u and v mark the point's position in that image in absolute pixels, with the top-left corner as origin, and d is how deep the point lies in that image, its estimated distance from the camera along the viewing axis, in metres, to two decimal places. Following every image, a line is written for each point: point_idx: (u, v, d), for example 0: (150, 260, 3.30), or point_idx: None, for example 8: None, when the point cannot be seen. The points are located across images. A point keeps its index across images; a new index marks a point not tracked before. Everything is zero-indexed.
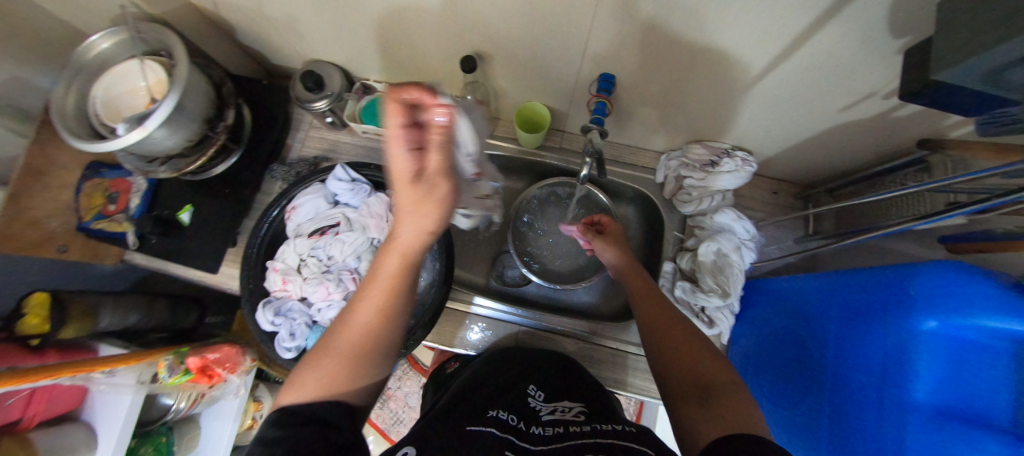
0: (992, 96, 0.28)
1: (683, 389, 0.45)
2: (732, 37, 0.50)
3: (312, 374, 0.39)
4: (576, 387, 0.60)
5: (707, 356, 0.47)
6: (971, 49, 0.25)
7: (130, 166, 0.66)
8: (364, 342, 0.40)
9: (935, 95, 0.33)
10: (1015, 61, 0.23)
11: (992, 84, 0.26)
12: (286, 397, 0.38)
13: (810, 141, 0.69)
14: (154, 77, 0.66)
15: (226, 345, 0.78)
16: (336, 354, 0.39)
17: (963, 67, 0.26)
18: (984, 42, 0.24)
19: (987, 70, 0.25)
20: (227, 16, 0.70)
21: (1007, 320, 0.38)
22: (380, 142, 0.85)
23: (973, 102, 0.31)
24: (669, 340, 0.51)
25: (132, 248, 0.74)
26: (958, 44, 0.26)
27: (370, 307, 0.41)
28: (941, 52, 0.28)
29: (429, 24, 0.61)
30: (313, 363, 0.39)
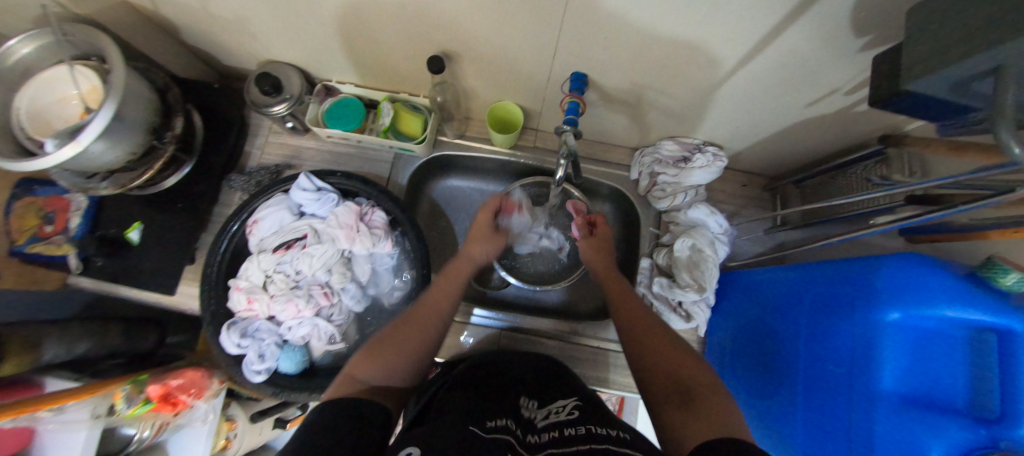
0: (955, 103, 0.28)
1: (662, 391, 0.46)
2: (702, 35, 0.49)
3: (377, 354, 0.50)
4: (564, 385, 0.60)
5: (685, 357, 0.49)
6: (936, 60, 0.25)
7: (65, 183, 0.60)
8: (428, 320, 0.58)
9: (903, 103, 0.33)
10: (981, 74, 0.24)
11: (958, 92, 0.26)
12: (355, 370, 0.48)
13: (777, 136, 0.70)
14: (87, 83, 0.60)
15: (191, 369, 0.73)
16: (402, 332, 0.54)
17: (931, 77, 0.26)
18: (949, 55, 0.24)
19: (953, 81, 0.25)
20: (168, 15, 0.64)
21: (965, 309, 0.40)
22: (347, 147, 0.81)
23: (938, 107, 0.31)
24: (648, 342, 0.52)
25: (75, 273, 0.67)
26: (923, 53, 0.27)
27: (443, 299, 0.60)
28: (906, 60, 0.28)
29: (392, 23, 0.58)
30: (387, 336, 0.53)
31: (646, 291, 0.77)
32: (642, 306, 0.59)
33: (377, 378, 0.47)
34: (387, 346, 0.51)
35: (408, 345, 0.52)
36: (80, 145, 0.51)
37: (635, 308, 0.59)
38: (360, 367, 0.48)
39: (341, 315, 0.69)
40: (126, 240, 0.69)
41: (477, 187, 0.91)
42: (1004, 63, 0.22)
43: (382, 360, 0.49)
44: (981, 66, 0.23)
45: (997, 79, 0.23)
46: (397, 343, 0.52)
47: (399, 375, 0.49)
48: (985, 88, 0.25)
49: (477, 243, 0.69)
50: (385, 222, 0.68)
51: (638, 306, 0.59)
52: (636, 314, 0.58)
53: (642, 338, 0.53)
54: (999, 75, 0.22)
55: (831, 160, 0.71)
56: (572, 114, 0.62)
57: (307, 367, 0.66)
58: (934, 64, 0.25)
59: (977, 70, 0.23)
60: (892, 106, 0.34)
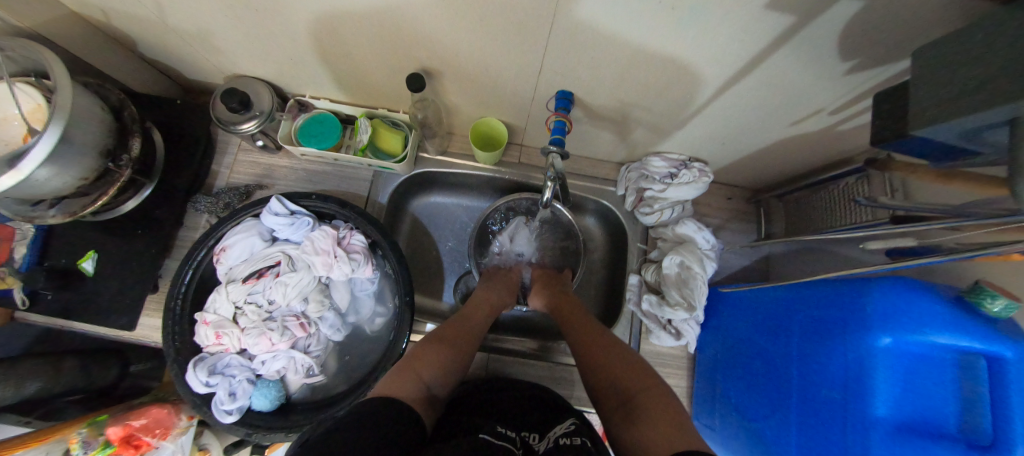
0: (958, 146, 0.29)
1: (611, 405, 0.48)
2: (692, 55, 0.48)
3: (437, 358, 0.54)
4: (546, 401, 0.61)
5: (635, 367, 0.51)
6: (946, 109, 0.26)
7: (6, 211, 0.54)
8: (477, 331, 0.63)
9: (907, 145, 0.33)
10: (994, 123, 0.24)
11: (968, 140, 0.27)
12: (422, 370, 0.51)
13: (760, 152, 0.70)
14: (29, 101, 0.54)
15: (156, 405, 0.68)
16: (461, 339, 0.60)
17: (940, 126, 0.27)
18: (963, 104, 0.25)
19: (964, 129, 0.26)
20: (123, 27, 0.59)
21: (956, 335, 0.40)
22: (323, 164, 0.77)
23: (940, 149, 0.31)
24: (605, 360, 0.53)
25: (21, 308, 0.62)
26: (934, 100, 0.27)
27: (480, 320, 0.66)
28: (914, 106, 0.29)
29: (369, 39, 0.55)
30: (445, 343, 0.57)
31: (635, 309, 0.76)
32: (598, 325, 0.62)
33: (433, 383, 0.51)
34: (439, 353, 0.55)
35: (457, 354, 0.57)
36: (20, 173, 0.47)
37: (591, 330, 0.60)
38: (423, 367, 0.52)
39: (319, 345, 0.66)
40: (79, 271, 0.64)
41: (460, 203, 0.88)
42: (1019, 115, 0.22)
43: (438, 367, 0.53)
44: (996, 116, 0.23)
45: (1012, 129, 0.23)
46: (446, 353, 0.56)
47: (448, 382, 0.54)
48: (995, 136, 0.25)
49: (490, 289, 0.74)
50: (364, 246, 0.64)
51: (591, 327, 0.61)
52: (589, 337, 0.59)
53: (594, 360, 0.55)
54: (1013, 126, 0.23)
55: (811, 175, 0.71)
56: (559, 133, 0.60)
57: (282, 403, 0.62)
58: (943, 112, 0.26)
59: (992, 120, 0.24)
60: (896, 147, 0.33)
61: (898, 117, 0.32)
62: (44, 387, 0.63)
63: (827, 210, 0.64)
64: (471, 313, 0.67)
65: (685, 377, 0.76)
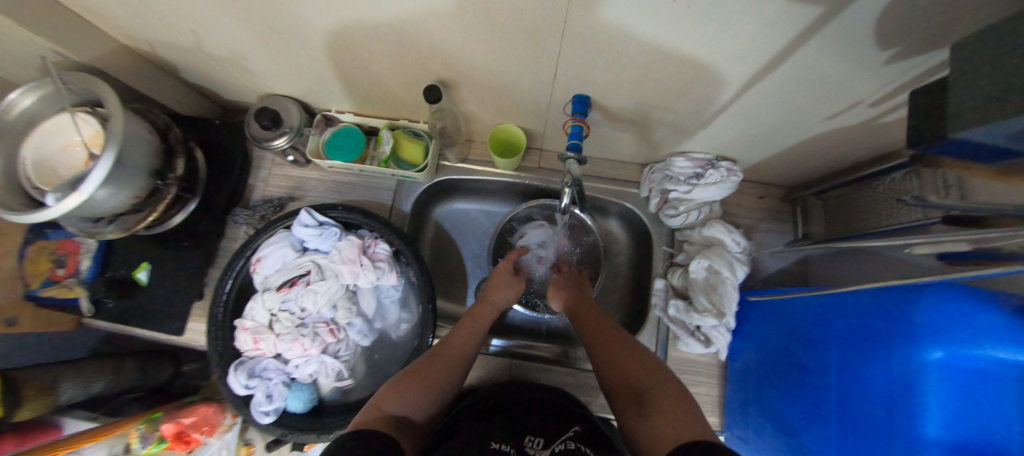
0: (1012, 147, 0.26)
1: (623, 399, 0.49)
2: (713, 53, 0.46)
3: (402, 388, 0.51)
4: (560, 410, 0.60)
5: (638, 362, 0.51)
6: (988, 110, 0.24)
7: (73, 227, 0.60)
8: (461, 353, 0.60)
9: (948, 148, 0.30)
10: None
11: (1016, 142, 0.24)
12: (386, 403, 0.49)
13: (794, 148, 0.66)
14: (90, 129, 0.59)
15: (204, 404, 0.74)
16: (439, 362, 0.57)
17: (984, 128, 0.24)
18: (1007, 105, 0.22)
19: (1011, 132, 0.23)
20: (167, 55, 0.65)
21: (1018, 349, 0.36)
22: (349, 175, 0.80)
23: (991, 149, 0.28)
24: (613, 355, 0.54)
25: (87, 315, 0.69)
26: (973, 99, 0.25)
27: (468, 339, 0.62)
28: (951, 105, 0.26)
29: (386, 53, 0.56)
30: (421, 371, 0.55)
31: (660, 315, 0.73)
32: (602, 316, 0.63)
33: (402, 411, 0.49)
34: (411, 381, 0.53)
35: (433, 380, 0.54)
36: (83, 196, 0.51)
37: (615, 342, 0.56)
38: (388, 399, 0.50)
39: (348, 350, 0.68)
40: (135, 281, 0.70)
41: (482, 209, 0.89)
42: None
43: (405, 398, 0.50)
44: None
45: None
46: (420, 379, 0.53)
47: (424, 407, 0.52)
48: None
49: (498, 289, 0.73)
50: (388, 255, 0.67)
51: (618, 339, 0.56)
52: (609, 347, 0.56)
53: (606, 354, 0.55)
54: None
55: (853, 171, 0.67)
56: (575, 138, 0.60)
57: (315, 405, 0.65)
58: (984, 114, 0.24)
59: None
60: (935, 149, 0.31)
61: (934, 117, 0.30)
62: (109, 386, 0.70)
63: (872, 209, 0.60)
64: (456, 331, 0.63)
65: (716, 386, 0.73)
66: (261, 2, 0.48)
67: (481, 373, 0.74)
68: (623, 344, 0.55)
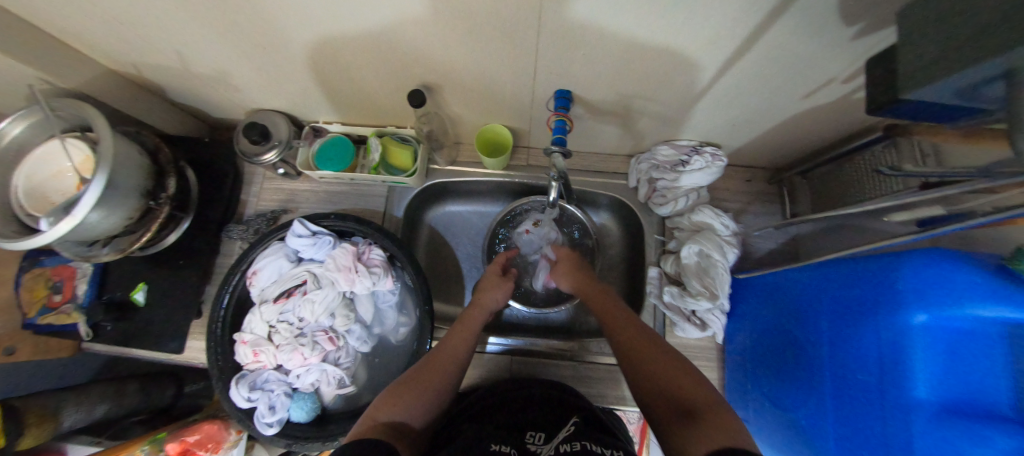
0: (963, 106, 0.28)
1: (661, 411, 0.44)
2: (684, 41, 0.48)
3: (396, 397, 0.51)
4: (565, 407, 0.60)
5: (684, 375, 0.47)
6: (932, 70, 0.25)
7: (67, 252, 0.60)
8: (454, 358, 0.59)
9: (904, 111, 0.31)
10: (989, 79, 0.23)
11: (965, 99, 0.25)
12: (379, 413, 0.49)
13: (775, 129, 0.68)
14: (80, 154, 0.60)
15: (208, 421, 0.74)
16: (432, 370, 0.56)
17: (930, 87, 0.26)
18: (951, 62, 0.24)
19: (959, 89, 0.24)
20: (154, 76, 0.66)
21: (996, 306, 0.37)
22: (340, 185, 0.81)
23: (947, 109, 0.30)
24: (653, 366, 0.50)
25: (86, 339, 0.69)
26: (920, 62, 0.26)
27: (461, 344, 0.62)
28: (902, 68, 0.27)
29: (368, 62, 0.58)
30: (415, 378, 0.55)
31: (656, 302, 0.74)
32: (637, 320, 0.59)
33: (398, 418, 0.49)
34: (405, 390, 0.52)
35: (426, 387, 0.54)
36: (76, 218, 0.52)
37: (656, 353, 0.51)
38: (381, 409, 0.49)
39: (348, 357, 0.69)
40: (132, 302, 0.70)
41: (475, 210, 0.90)
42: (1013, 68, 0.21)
43: (399, 405, 0.50)
44: (990, 71, 0.22)
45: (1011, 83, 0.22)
46: (414, 387, 0.53)
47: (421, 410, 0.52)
48: (992, 91, 0.24)
49: (488, 291, 0.73)
50: (383, 260, 0.67)
51: (662, 350, 0.52)
52: (655, 358, 0.51)
53: (643, 362, 0.51)
54: (1010, 80, 0.22)
55: (832, 149, 0.68)
56: (559, 132, 0.61)
57: (318, 413, 0.65)
58: (929, 76, 0.25)
59: (983, 76, 0.23)
60: (895, 114, 0.32)
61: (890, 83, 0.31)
62: (111, 409, 0.70)
63: (855, 184, 0.61)
64: (447, 338, 0.63)
65: (716, 369, 0.73)
66: (242, 18, 0.49)
67: (482, 372, 0.75)
68: (664, 355, 0.51)
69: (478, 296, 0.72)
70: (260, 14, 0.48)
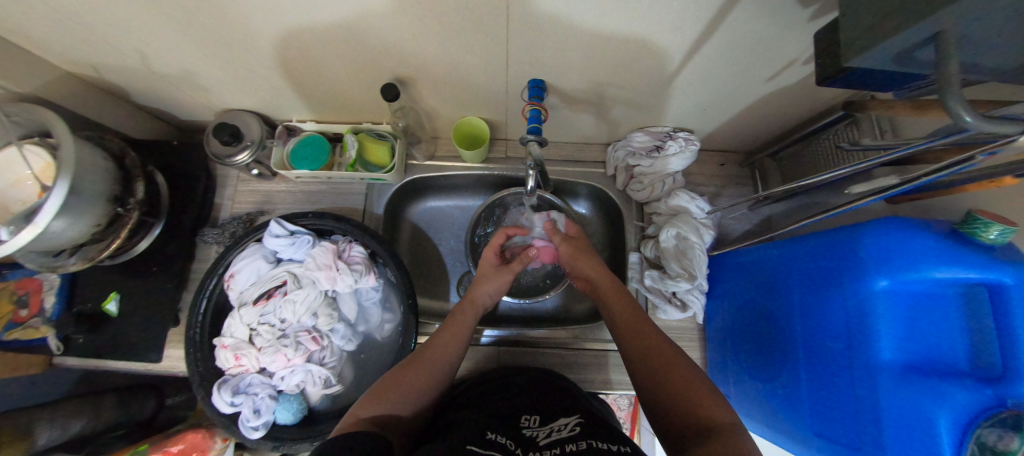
0: (902, 72, 0.29)
1: (678, 425, 0.43)
2: (651, 27, 0.48)
3: (381, 394, 0.51)
4: (561, 397, 0.60)
5: (701, 387, 0.45)
6: (872, 36, 0.26)
7: (32, 264, 0.58)
8: (440, 358, 0.58)
9: (849, 79, 0.33)
10: (920, 43, 0.24)
11: (901, 63, 0.27)
12: (362, 410, 0.49)
13: (744, 112, 0.69)
14: (39, 161, 0.58)
15: (192, 431, 0.72)
16: (418, 369, 0.55)
17: (870, 53, 0.27)
18: (887, 28, 0.25)
19: (895, 53, 0.26)
20: (115, 78, 0.64)
21: (955, 268, 0.38)
22: (317, 183, 0.80)
23: (890, 77, 0.31)
24: (667, 376, 0.48)
25: (57, 353, 0.67)
26: (858, 32, 0.28)
27: (450, 341, 0.60)
28: (845, 38, 0.29)
29: (339, 57, 0.57)
30: (403, 377, 0.54)
31: (638, 286, 0.76)
32: (648, 326, 0.56)
33: (386, 411, 0.49)
34: (390, 388, 0.52)
35: (412, 383, 0.54)
36: (38, 227, 0.50)
37: (673, 363, 0.49)
38: (365, 406, 0.49)
39: (334, 356, 0.68)
40: (105, 313, 0.68)
41: (456, 204, 0.90)
42: (941, 29, 0.23)
43: (383, 403, 0.50)
44: (920, 34, 0.24)
45: (938, 45, 0.23)
46: (401, 385, 0.53)
47: (410, 402, 0.52)
48: (925, 56, 0.26)
49: (481, 285, 0.70)
50: (364, 257, 0.67)
51: (689, 369, 0.48)
52: (680, 376, 0.47)
53: (655, 371, 0.49)
54: (937, 43, 0.23)
55: (799, 129, 0.70)
56: (535, 122, 0.62)
57: (306, 414, 0.65)
58: (867, 43, 0.27)
59: (916, 39, 0.24)
60: (842, 84, 0.34)
61: (834, 55, 0.33)
62: (88, 425, 0.68)
63: (823, 162, 0.63)
64: (438, 337, 0.61)
65: (698, 348, 0.75)
66: (205, 13, 0.47)
67: (471, 364, 0.75)
68: (688, 373, 0.48)
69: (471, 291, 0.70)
70: (223, 9, 0.47)
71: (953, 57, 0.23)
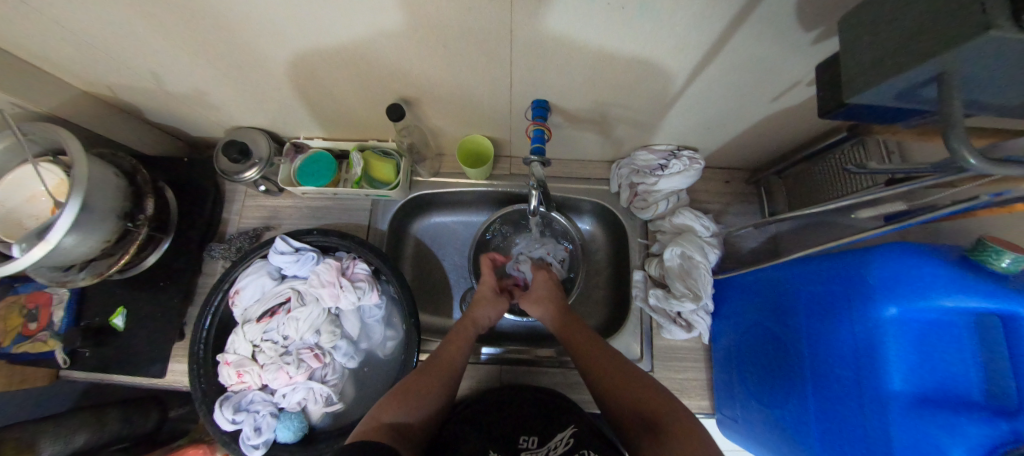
0: (907, 107, 0.29)
1: (637, 427, 0.52)
2: (654, 48, 0.49)
3: (398, 401, 0.54)
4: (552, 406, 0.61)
5: (649, 391, 0.55)
6: (875, 74, 0.26)
7: (43, 278, 0.60)
8: (453, 367, 0.62)
9: (854, 111, 0.33)
10: (922, 82, 0.24)
11: (905, 100, 0.27)
12: (383, 414, 0.53)
13: (748, 131, 0.70)
14: (54, 178, 0.59)
15: (193, 446, 0.71)
16: (432, 378, 0.59)
17: (875, 89, 0.27)
18: (888, 68, 0.25)
19: (898, 90, 0.26)
20: (128, 97, 0.65)
21: (965, 296, 0.38)
22: (323, 199, 0.81)
23: (891, 110, 0.31)
24: (620, 384, 0.57)
25: (64, 366, 0.68)
26: (861, 67, 0.28)
27: (460, 351, 0.64)
28: (847, 73, 0.29)
29: (346, 77, 0.58)
30: (417, 385, 0.57)
31: (642, 305, 0.75)
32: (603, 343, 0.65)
33: (399, 419, 0.52)
34: (407, 396, 0.55)
35: (429, 392, 0.57)
36: (49, 243, 0.51)
37: (624, 373, 0.59)
38: (386, 411, 0.53)
39: (336, 373, 0.68)
40: (111, 327, 0.69)
41: (460, 220, 0.90)
42: (945, 70, 0.22)
43: (403, 409, 0.54)
44: (925, 74, 0.23)
45: (941, 86, 0.23)
46: (416, 391, 0.56)
47: (421, 412, 0.55)
48: (928, 93, 0.26)
49: (480, 306, 0.73)
50: (368, 274, 0.67)
51: (635, 375, 0.58)
52: (632, 385, 0.57)
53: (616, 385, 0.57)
54: (941, 82, 0.23)
55: (804, 149, 0.70)
56: (538, 142, 0.62)
57: (306, 433, 0.64)
58: (870, 79, 0.27)
59: (920, 78, 0.24)
60: (843, 115, 0.34)
61: (834, 87, 0.33)
62: (92, 438, 0.68)
63: (831, 181, 0.63)
64: (445, 347, 0.65)
65: (703, 369, 0.74)
66: (217, 36, 0.49)
67: (473, 382, 0.74)
68: (639, 382, 0.57)
69: (472, 309, 0.73)
70: (234, 31, 0.48)
71: (957, 99, 0.23)
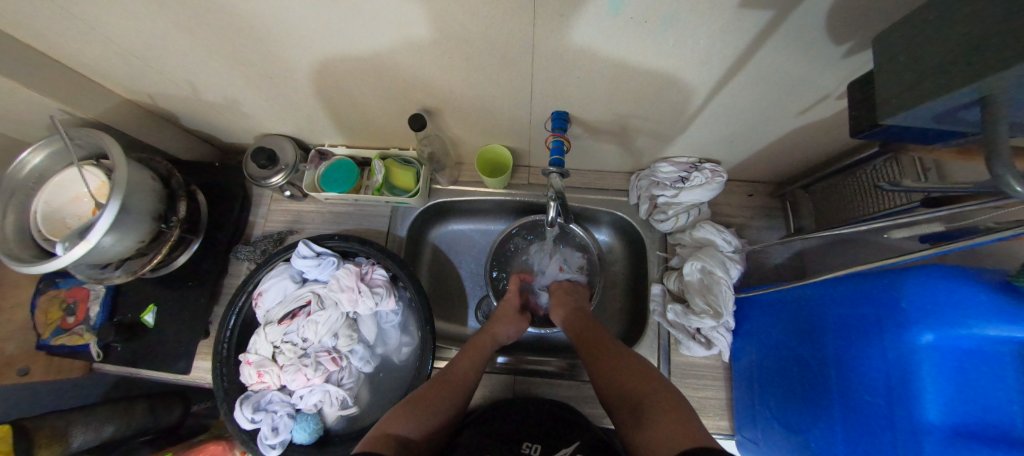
0: (946, 129, 0.28)
1: (622, 410, 0.54)
2: (677, 61, 0.48)
3: (407, 413, 0.54)
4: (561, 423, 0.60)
5: (635, 374, 0.56)
6: (911, 96, 0.25)
7: (81, 275, 0.63)
8: (464, 380, 0.62)
9: (888, 132, 0.32)
10: (964, 105, 0.23)
11: (945, 123, 0.26)
12: (391, 425, 0.53)
13: (773, 145, 0.68)
14: (97, 180, 0.63)
15: (213, 442, 0.73)
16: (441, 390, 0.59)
17: (911, 111, 0.26)
18: (925, 90, 0.24)
19: (936, 113, 0.25)
20: (166, 105, 0.69)
21: (1011, 326, 0.36)
22: (345, 205, 0.83)
23: (929, 131, 0.30)
24: (612, 373, 0.58)
25: (97, 359, 0.71)
26: (896, 88, 0.27)
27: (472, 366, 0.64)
28: (882, 93, 0.28)
29: (371, 87, 0.59)
30: (427, 397, 0.57)
31: (660, 320, 0.73)
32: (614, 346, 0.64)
33: (407, 432, 0.52)
34: (417, 408, 0.55)
35: (437, 408, 0.57)
36: (89, 243, 0.53)
37: (616, 360, 0.59)
38: (394, 422, 0.53)
39: (352, 377, 0.69)
40: (142, 323, 0.72)
41: (477, 228, 0.91)
42: (988, 93, 0.22)
43: (411, 421, 0.54)
44: (966, 97, 0.23)
45: (985, 108, 0.22)
46: (425, 404, 0.56)
47: (428, 426, 0.55)
48: (969, 116, 0.25)
49: (500, 323, 0.73)
50: (386, 280, 0.68)
51: (626, 361, 0.59)
52: (625, 372, 0.57)
53: (610, 377, 0.58)
54: (984, 105, 0.22)
55: (833, 164, 0.68)
56: (558, 153, 0.63)
57: (321, 435, 0.65)
58: (906, 101, 0.26)
59: (962, 101, 0.23)
60: (876, 135, 0.33)
61: (868, 106, 0.32)
62: (119, 429, 0.70)
63: (862, 198, 0.60)
64: (456, 360, 0.64)
65: (723, 389, 0.72)
66: (250, 48, 0.51)
67: (486, 392, 0.74)
68: (630, 367, 0.58)
69: (490, 325, 0.73)
70: (266, 43, 0.50)
71: (1002, 123, 0.22)
